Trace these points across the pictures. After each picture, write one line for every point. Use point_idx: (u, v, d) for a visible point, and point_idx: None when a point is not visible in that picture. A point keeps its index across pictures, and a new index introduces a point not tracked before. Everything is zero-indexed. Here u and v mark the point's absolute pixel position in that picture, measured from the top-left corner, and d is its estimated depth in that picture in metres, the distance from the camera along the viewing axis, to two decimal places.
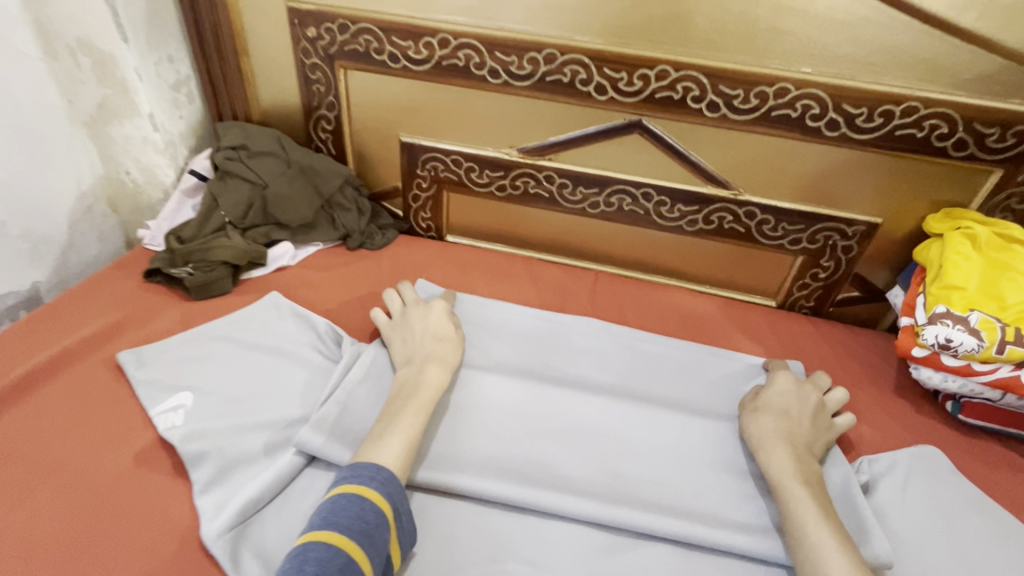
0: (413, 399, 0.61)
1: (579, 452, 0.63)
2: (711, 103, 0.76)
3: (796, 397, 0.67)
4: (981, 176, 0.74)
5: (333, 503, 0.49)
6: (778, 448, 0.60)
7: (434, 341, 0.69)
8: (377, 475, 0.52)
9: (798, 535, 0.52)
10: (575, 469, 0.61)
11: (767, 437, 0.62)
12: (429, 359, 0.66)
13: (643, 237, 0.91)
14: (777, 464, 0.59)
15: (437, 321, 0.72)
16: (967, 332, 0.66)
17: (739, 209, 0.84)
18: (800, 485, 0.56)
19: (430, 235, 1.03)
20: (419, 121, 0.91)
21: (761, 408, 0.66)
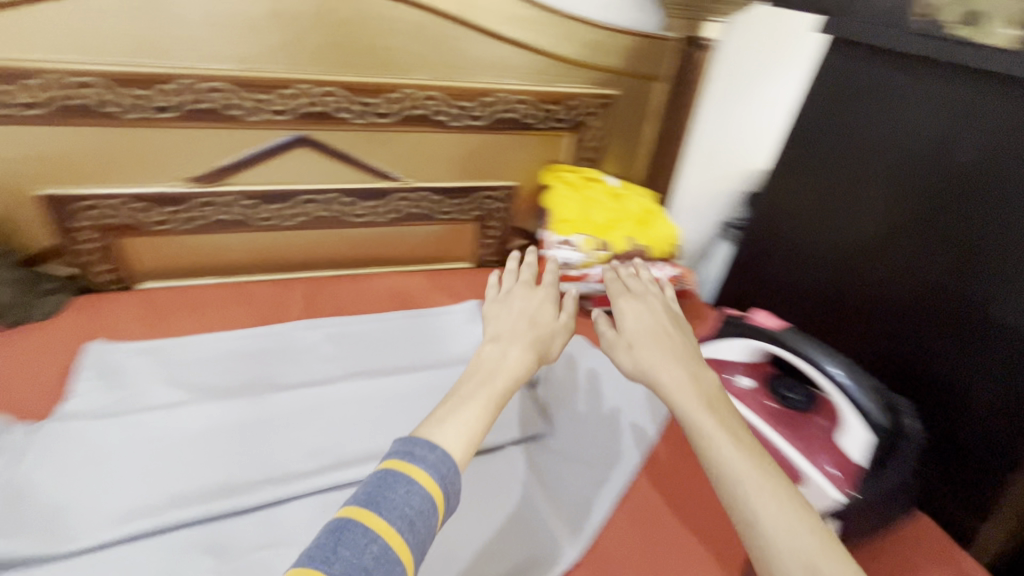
0: (489, 384, 0.60)
1: (298, 438, 0.68)
2: (355, 111, 0.89)
3: (659, 316, 0.70)
4: (562, 138, 1.04)
5: (377, 479, 0.47)
6: (670, 372, 0.60)
7: (535, 324, 0.70)
8: (430, 456, 0.49)
9: (712, 454, 0.52)
10: (292, 454, 0.66)
11: (653, 363, 0.62)
12: (533, 341, 0.67)
13: (343, 237, 1.01)
14: (681, 395, 0.57)
15: (543, 303, 0.75)
16: (573, 250, 0.95)
17: (413, 194, 1.00)
18: (707, 410, 0.55)
19: (117, 288, 0.95)
20: (55, 169, 0.82)
21: (634, 335, 0.66)
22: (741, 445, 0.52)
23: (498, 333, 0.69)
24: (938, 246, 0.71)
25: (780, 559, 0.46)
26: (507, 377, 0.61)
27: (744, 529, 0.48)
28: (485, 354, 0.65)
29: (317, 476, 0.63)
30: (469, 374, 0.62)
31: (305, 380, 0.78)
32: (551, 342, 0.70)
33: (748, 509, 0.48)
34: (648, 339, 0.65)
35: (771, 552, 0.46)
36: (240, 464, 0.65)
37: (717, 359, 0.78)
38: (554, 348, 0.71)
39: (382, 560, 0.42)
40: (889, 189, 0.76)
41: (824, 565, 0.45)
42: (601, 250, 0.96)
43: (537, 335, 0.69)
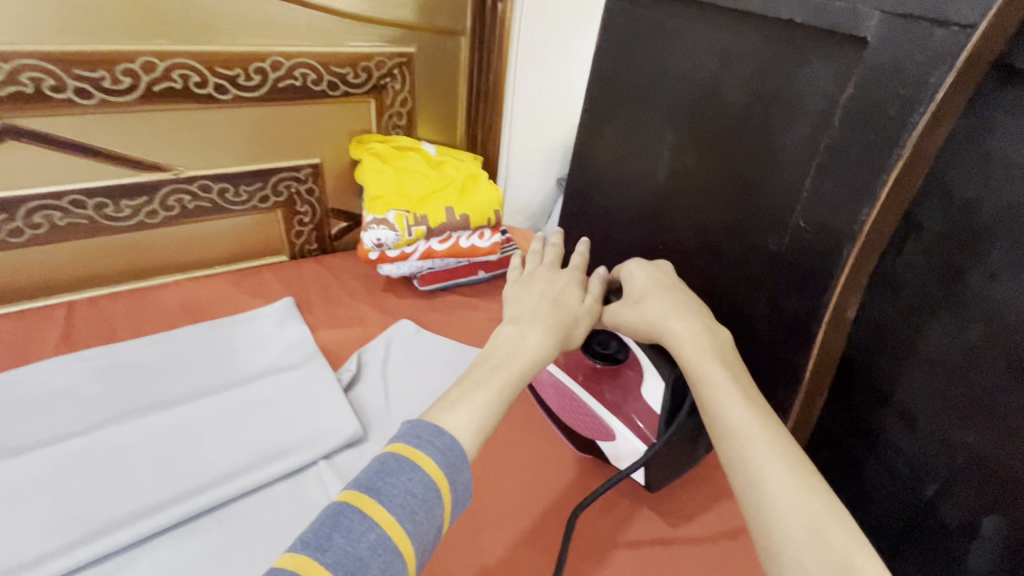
0: (505, 368, 0.50)
1: (38, 513, 0.56)
2: (78, 89, 0.71)
3: (658, 273, 0.59)
4: (364, 106, 0.93)
5: (381, 463, 0.42)
6: (681, 327, 0.52)
7: (563, 305, 0.56)
8: (436, 442, 0.44)
9: (723, 405, 0.47)
10: (29, 534, 0.54)
11: (663, 316, 0.53)
12: (557, 325, 0.53)
13: (107, 246, 0.83)
14: (686, 342, 0.51)
15: (570, 286, 0.58)
16: (387, 228, 0.87)
17: (191, 186, 0.85)
18: (716, 365, 0.49)
19: None
20: None
21: (648, 288, 0.57)
22: (754, 405, 0.48)
23: (518, 316, 0.55)
24: (713, 191, 0.68)
25: (784, 525, 0.41)
26: (522, 368, 0.50)
27: (746, 490, 0.43)
28: (498, 338, 0.53)
29: (64, 556, 0.52)
30: (485, 357, 0.52)
31: (57, 435, 0.64)
32: (573, 330, 0.55)
33: (756, 469, 0.43)
34: (656, 292, 0.56)
35: (773, 514, 0.41)
36: None
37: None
38: (579, 336, 0.55)
39: (380, 549, 0.38)
40: (673, 137, 0.73)
41: (829, 532, 0.40)
42: (418, 226, 0.89)
43: (562, 320, 0.54)
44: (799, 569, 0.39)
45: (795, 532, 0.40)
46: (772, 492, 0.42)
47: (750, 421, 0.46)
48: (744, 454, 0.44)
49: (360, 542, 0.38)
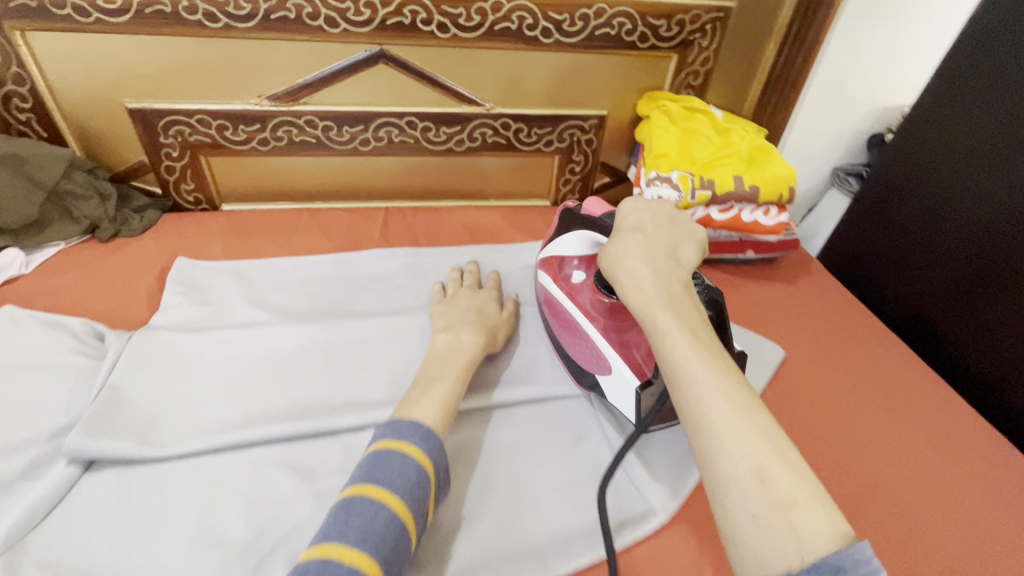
0: (452, 363, 0.62)
1: (375, 367, 0.68)
2: (440, 24, 0.81)
3: (658, 214, 0.60)
4: (665, 62, 0.91)
5: (373, 458, 0.49)
6: (635, 271, 0.52)
7: (480, 314, 0.71)
8: (416, 432, 0.52)
9: (665, 352, 0.46)
10: (372, 383, 0.66)
11: (616, 261, 0.55)
12: (483, 326, 0.68)
13: (421, 164, 0.96)
14: (639, 279, 0.51)
15: (487, 301, 0.75)
16: (670, 187, 0.84)
17: (496, 122, 0.92)
18: (663, 308, 0.48)
19: (201, 208, 0.95)
20: (143, 82, 0.81)
21: (622, 236, 0.58)
22: (699, 342, 0.46)
23: (450, 322, 0.69)
24: None
25: (721, 464, 0.39)
26: (467, 359, 0.63)
27: (693, 437, 0.42)
28: (438, 343, 0.66)
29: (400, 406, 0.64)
30: (431, 361, 0.63)
31: (381, 310, 0.77)
32: (496, 332, 0.70)
33: (697, 412, 0.42)
34: (620, 239, 0.57)
35: (716, 454, 0.40)
36: (319, 389, 0.64)
37: (559, 258, 0.74)
38: (501, 338, 0.70)
39: (392, 525, 0.45)
40: None
41: (774, 470, 0.38)
42: (703, 190, 0.84)
43: (484, 323, 0.69)
44: (745, 513, 0.37)
45: (738, 474, 0.38)
46: (717, 438, 0.40)
47: (691, 366, 0.44)
48: (687, 401, 0.43)
49: (376, 521, 0.45)
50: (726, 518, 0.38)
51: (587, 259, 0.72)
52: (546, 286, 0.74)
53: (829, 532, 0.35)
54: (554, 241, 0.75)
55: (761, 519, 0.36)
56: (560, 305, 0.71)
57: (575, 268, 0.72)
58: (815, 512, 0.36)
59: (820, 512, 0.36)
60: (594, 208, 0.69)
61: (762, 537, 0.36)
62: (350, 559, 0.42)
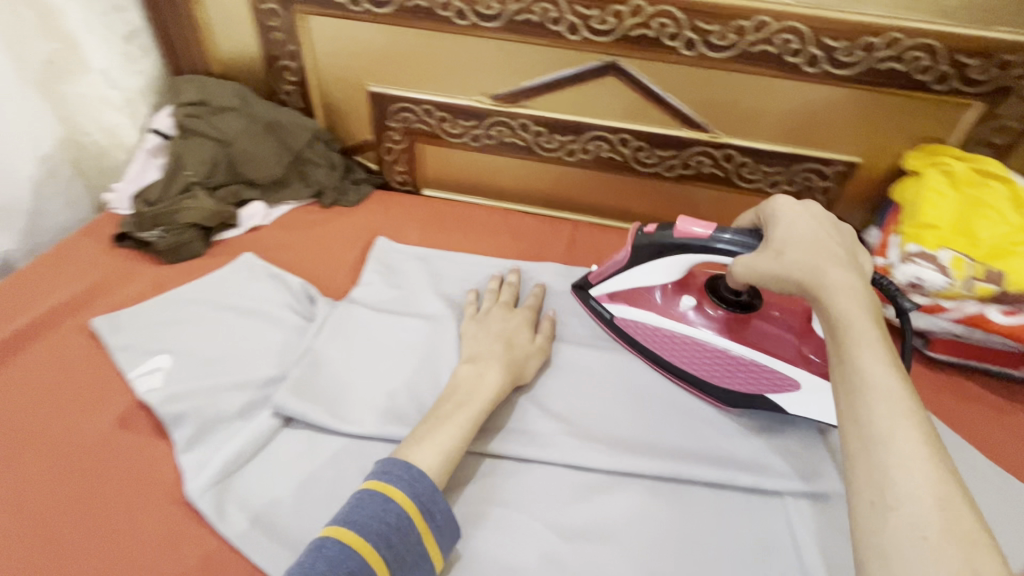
0: (466, 404, 0.58)
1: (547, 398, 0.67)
2: (688, 40, 0.73)
3: (821, 217, 0.55)
4: (962, 110, 0.73)
5: (358, 499, 0.49)
6: (834, 275, 0.48)
7: (511, 346, 0.66)
8: (404, 475, 0.51)
9: (855, 358, 0.42)
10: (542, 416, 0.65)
11: (813, 262, 0.49)
12: (509, 363, 0.64)
13: (622, 184, 0.91)
14: (833, 291, 0.47)
15: (519, 327, 0.70)
16: (936, 271, 0.68)
17: (717, 152, 0.83)
18: (868, 319, 0.44)
19: (406, 188, 1.01)
20: (387, 68, 0.87)
21: (803, 241, 0.52)
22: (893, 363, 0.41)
23: (474, 353, 0.65)
24: None
25: (896, 478, 0.35)
26: (482, 401, 0.59)
27: (861, 446, 0.38)
28: (458, 375, 0.62)
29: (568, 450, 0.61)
30: (448, 394, 0.60)
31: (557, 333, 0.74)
32: (524, 366, 0.66)
33: (882, 425, 0.38)
34: (798, 242, 0.52)
35: (893, 467, 0.36)
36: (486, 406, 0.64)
37: (643, 288, 0.72)
38: (528, 373, 0.66)
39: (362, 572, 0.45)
40: None
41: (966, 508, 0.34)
42: (984, 282, 0.66)
43: (511, 359, 0.64)
44: (914, 533, 0.33)
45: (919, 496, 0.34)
46: (902, 454, 0.36)
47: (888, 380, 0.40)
48: (874, 411, 0.38)
49: (345, 568, 0.44)
50: (873, 531, 0.35)
51: (675, 285, 0.72)
52: (635, 319, 0.72)
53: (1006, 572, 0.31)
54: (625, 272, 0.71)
55: (932, 543, 0.32)
56: (666, 331, 0.71)
57: (679, 299, 0.71)
58: (990, 549, 0.32)
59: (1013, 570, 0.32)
60: (690, 228, 0.63)
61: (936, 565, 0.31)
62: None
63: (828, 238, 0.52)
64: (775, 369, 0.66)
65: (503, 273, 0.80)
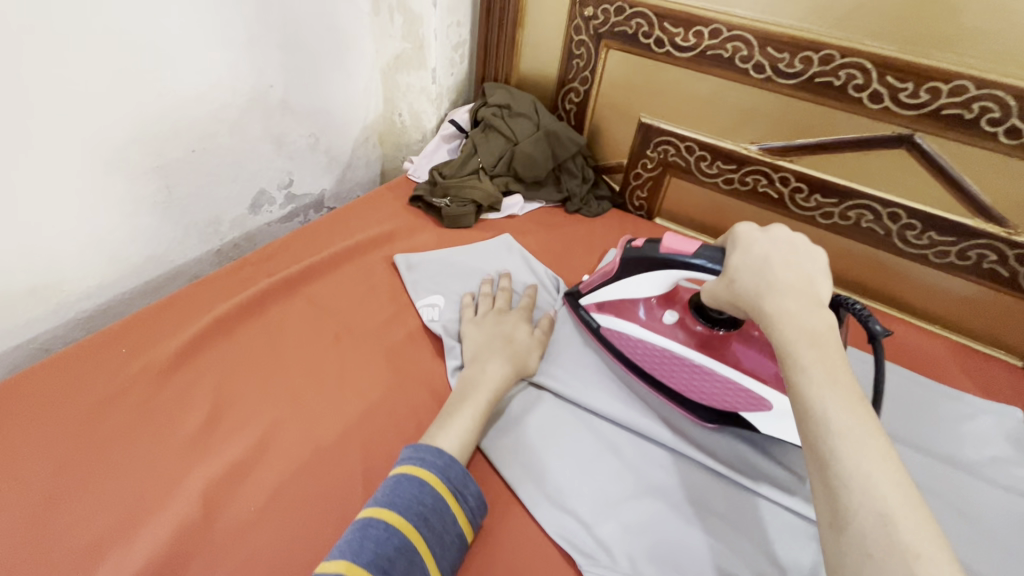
0: (470, 394, 0.63)
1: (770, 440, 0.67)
2: (1013, 128, 0.70)
3: (777, 245, 0.55)
4: None
5: (394, 482, 0.52)
6: (778, 299, 0.50)
7: (510, 342, 0.70)
8: (436, 459, 0.54)
9: (801, 387, 0.44)
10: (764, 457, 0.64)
11: (761, 288, 0.52)
12: (509, 357, 0.68)
13: (872, 259, 0.88)
14: (785, 319, 0.48)
15: (517, 324, 0.74)
16: None
17: (1010, 250, 0.76)
18: (807, 344, 0.46)
19: (639, 213, 1.09)
20: (664, 104, 0.96)
21: (755, 270, 0.53)
22: (835, 386, 0.43)
23: (478, 352, 0.69)
24: None
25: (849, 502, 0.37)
26: (486, 391, 0.63)
27: (819, 471, 0.40)
28: (462, 374, 0.66)
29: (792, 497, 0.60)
30: (452, 392, 0.64)
31: None
32: (525, 358, 0.70)
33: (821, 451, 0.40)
34: (753, 267, 0.54)
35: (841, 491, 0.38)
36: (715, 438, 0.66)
37: (625, 298, 0.72)
38: (530, 364, 0.70)
39: (404, 552, 0.48)
40: None
41: (902, 521, 0.35)
42: None
43: (513, 354, 0.69)
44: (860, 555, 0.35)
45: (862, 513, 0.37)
46: (852, 488, 0.37)
47: (824, 406, 0.41)
48: (812, 433, 0.41)
49: (390, 544, 0.47)
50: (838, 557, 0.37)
51: (661, 298, 0.72)
52: (617, 326, 0.73)
53: None
54: (618, 283, 0.71)
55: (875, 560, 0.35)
56: (648, 343, 0.71)
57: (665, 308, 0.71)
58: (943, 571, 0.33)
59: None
60: (680, 245, 0.63)
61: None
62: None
63: (776, 258, 0.53)
64: (750, 390, 0.65)
65: (494, 278, 0.83)
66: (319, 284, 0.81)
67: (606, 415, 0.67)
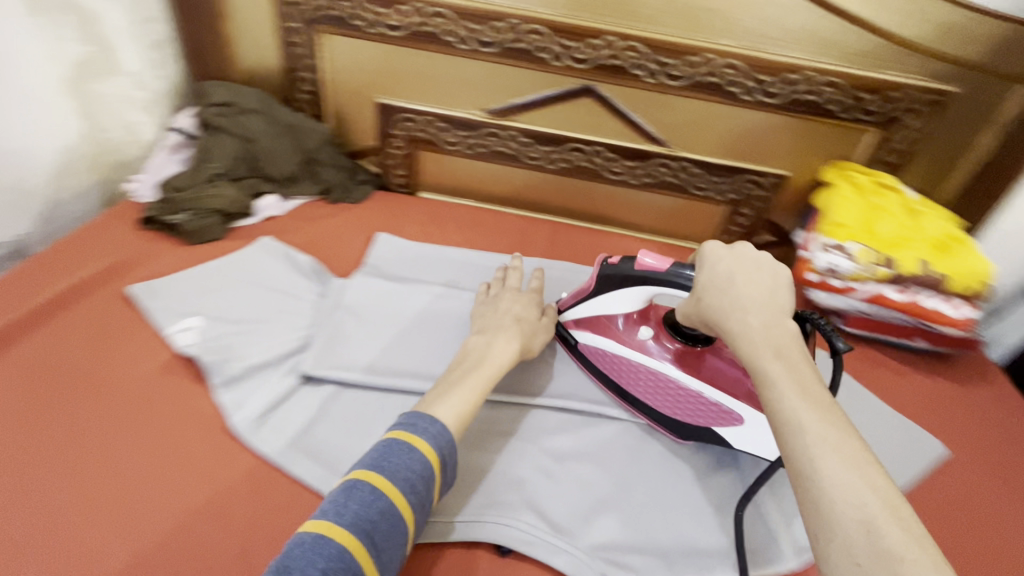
0: (472, 368, 0.66)
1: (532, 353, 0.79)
2: (650, 70, 0.89)
3: (744, 259, 0.60)
4: (861, 135, 0.92)
5: (387, 446, 0.55)
6: (743, 319, 0.56)
7: (520, 321, 0.74)
8: (430, 428, 0.57)
9: (778, 405, 0.50)
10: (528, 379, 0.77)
11: (723, 309, 0.58)
12: (523, 334, 0.72)
13: (594, 190, 1.06)
14: (748, 340, 0.55)
15: (529, 306, 0.78)
16: (845, 256, 0.84)
17: (675, 164, 0.99)
18: (772, 360, 0.52)
19: (404, 189, 1.13)
20: (395, 83, 1.00)
21: (717, 288, 0.59)
22: (809, 398, 0.49)
23: (486, 327, 0.73)
24: None
25: (835, 511, 0.43)
26: (495, 363, 0.67)
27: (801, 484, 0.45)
28: (469, 344, 0.70)
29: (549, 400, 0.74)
30: (459, 362, 0.67)
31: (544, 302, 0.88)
32: (531, 340, 0.74)
33: (807, 466, 0.45)
34: (722, 286, 0.59)
35: (823, 501, 0.43)
36: None
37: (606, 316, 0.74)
38: (536, 346, 0.74)
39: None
40: None
41: (881, 523, 0.41)
42: (882, 267, 0.82)
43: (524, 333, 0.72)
44: (849, 558, 0.40)
45: (845, 520, 0.42)
46: (833, 493, 0.43)
47: (802, 420, 0.48)
48: (794, 448, 0.47)
49: None
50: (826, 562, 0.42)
51: (635, 315, 0.73)
52: (600, 345, 0.75)
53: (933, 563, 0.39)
54: (593, 300, 0.74)
55: (865, 568, 0.40)
56: (628, 360, 0.73)
57: (640, 324, 0.73)
58: (921, 552, 0.40)
59: (928, 560, 0.39)
60: (656, 263, 0.65)
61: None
62: (338, 536, 0.48)
63: (736, 275, 0.59)
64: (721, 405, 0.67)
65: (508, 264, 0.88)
66: (27, 345, 0.69)
67: (391, 384, 0.70)
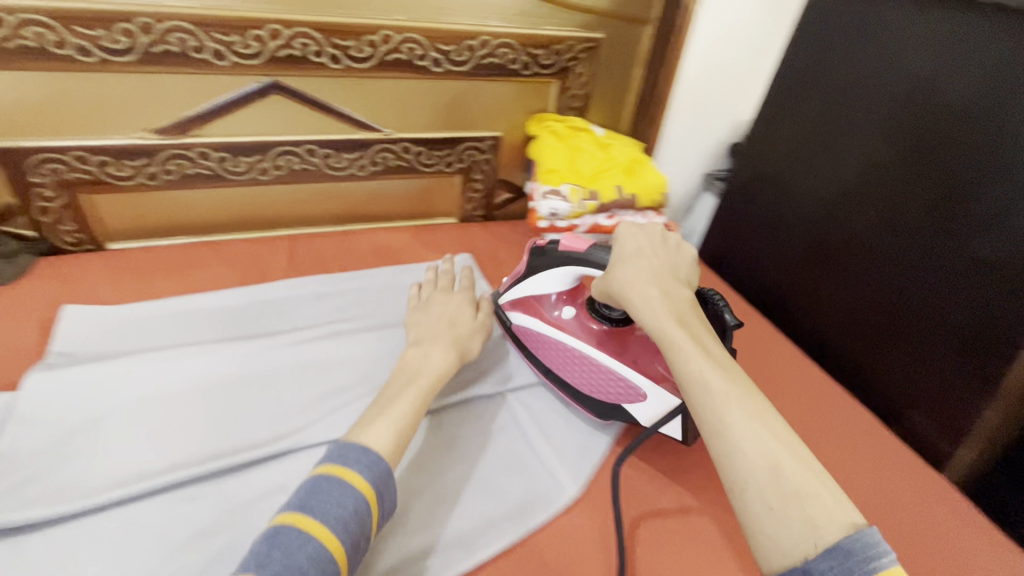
0: (412, 385, 0.63)
1: (285, 389, 0.69)
2: (332, 55, 0.84)
3: (652, 235, 0.65)
4: (546, 86, 1.01)
5: (314, 483, 0.50)
6: (643, 289, 0.58)
7: (456, 325, 0.72)
8: (365, 461, 0.52)
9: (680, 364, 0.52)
10: (283, 422, 0.65)
11: (622, 283, 0.60)
12: (455, 340, 0.70)
13: (323, 191, 0.98)
14: (649, 308, 0.57)
15: (461, 306, 0.76)
16: (560, 199, 0.95)
17: (396, 146, 0.97)
18: (676, 325, 0.54)
19: (84, 248, 0.89)
20: (6, 119, 0.75)
21: (623, 261, 0.62)
22: (712, 358, 0.51)
23: (422, 338, 0.70)
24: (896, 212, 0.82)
25: (749, 466, 0.44)
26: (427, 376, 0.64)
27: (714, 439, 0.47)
28: (409, 357, 0.67)
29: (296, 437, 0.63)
30: (397, 376, 0.65)
31: (292, 329, 0.79)
32: (469, 342, 0.72)
33: (715, 418, 0.47)
34: (632, 258, 0.62)
35: (736, 454, 0.45)
36: (238, 428, 0.63)
37: (535, 295, 0.76)
38: (473, 348, 0.72)
39: None
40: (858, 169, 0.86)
41: (788, 470, 0.44)
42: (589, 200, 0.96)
43: (456, 337, 0.71)
44: (763, 505, 0.43)
45: (758, 471, 0.44)
46: (737, 444, 0.46)
47: (705, 374, 0.50)
48: (704, 406, 0.49)
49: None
50: (747, 510, 0.44)
51: (566, 293, 0.74)
52: (530, 325, 0.75)
53: (839, 517, 0.41)
54: (524, 281, 0.75)
55: (778, 509, 0.42)
56: (554, 340, 0.73)
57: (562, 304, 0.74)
58: (825, 502, 0.42)
59: (833, 501, 0.42)
60: (574, 244, 0.69)
61: (777, 524, 0.42)
62: None
63: (651, 252, 0.63)
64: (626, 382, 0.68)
65: (438, 264, 0.87)
66: None
67: (100, 500, 0.54)
